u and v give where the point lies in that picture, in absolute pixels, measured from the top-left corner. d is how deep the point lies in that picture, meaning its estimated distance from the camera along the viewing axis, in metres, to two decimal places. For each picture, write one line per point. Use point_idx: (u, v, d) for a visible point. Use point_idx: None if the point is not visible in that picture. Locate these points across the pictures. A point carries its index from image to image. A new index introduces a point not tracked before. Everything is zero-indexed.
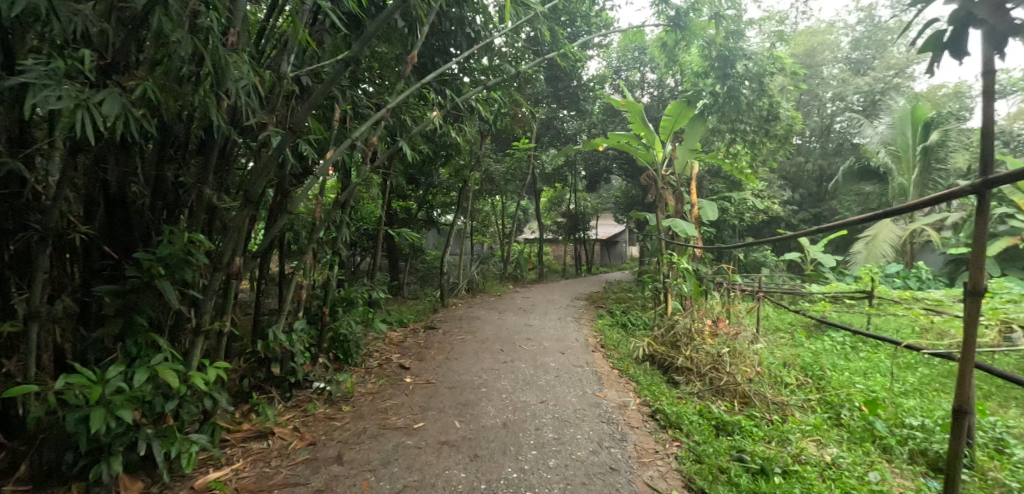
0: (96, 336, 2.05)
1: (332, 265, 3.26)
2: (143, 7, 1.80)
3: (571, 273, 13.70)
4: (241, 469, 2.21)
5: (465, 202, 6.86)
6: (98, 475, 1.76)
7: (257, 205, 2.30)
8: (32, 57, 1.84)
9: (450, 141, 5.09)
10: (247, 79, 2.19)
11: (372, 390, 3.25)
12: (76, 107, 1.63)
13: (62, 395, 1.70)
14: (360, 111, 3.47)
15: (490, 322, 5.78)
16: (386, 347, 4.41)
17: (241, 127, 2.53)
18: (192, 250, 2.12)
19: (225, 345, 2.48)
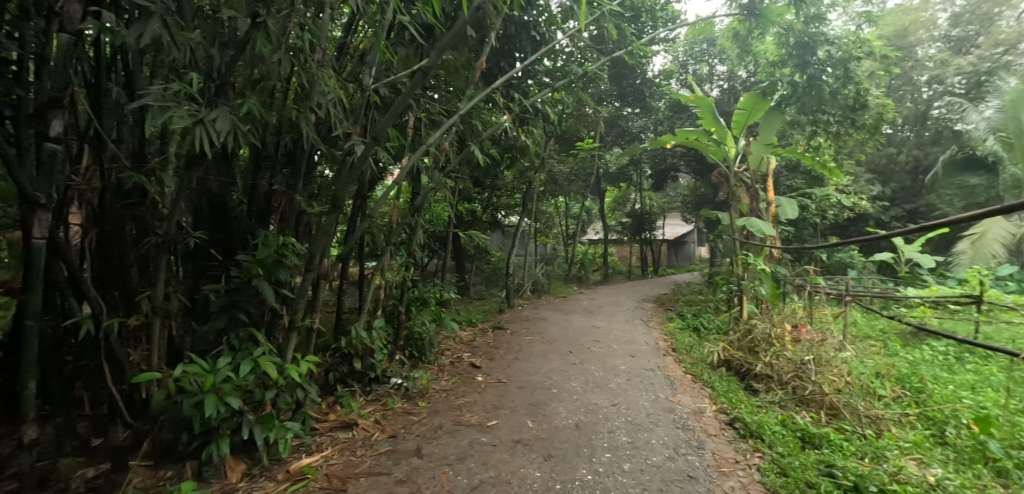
0: (204, 331, 2.27)
1: (408, 266, 3.40)
2: (245, 32, 1.98)
3: (637, 275, 13.39)
4: (330, 457, 2.36)
5: (530, 203, 6.91)
6: (210, 454, 1.95)
7: (343, 209, 2.46)
8: (151, 81, 2.07)
9: (515, 143, 5.15)
10: (334, 93, 2.36)
11: (446, 387, 3.35)
12: (195, 123, 1.83)
13: (180, 381, 1.91)
14: (432, 119, 3.60)
15: (556, 324, 5.77)
16: (456, 346, 4.53)
17: (327, 137, 2.71)
18: (286, 252, 2.31)
19: (314, 340, 2.65)
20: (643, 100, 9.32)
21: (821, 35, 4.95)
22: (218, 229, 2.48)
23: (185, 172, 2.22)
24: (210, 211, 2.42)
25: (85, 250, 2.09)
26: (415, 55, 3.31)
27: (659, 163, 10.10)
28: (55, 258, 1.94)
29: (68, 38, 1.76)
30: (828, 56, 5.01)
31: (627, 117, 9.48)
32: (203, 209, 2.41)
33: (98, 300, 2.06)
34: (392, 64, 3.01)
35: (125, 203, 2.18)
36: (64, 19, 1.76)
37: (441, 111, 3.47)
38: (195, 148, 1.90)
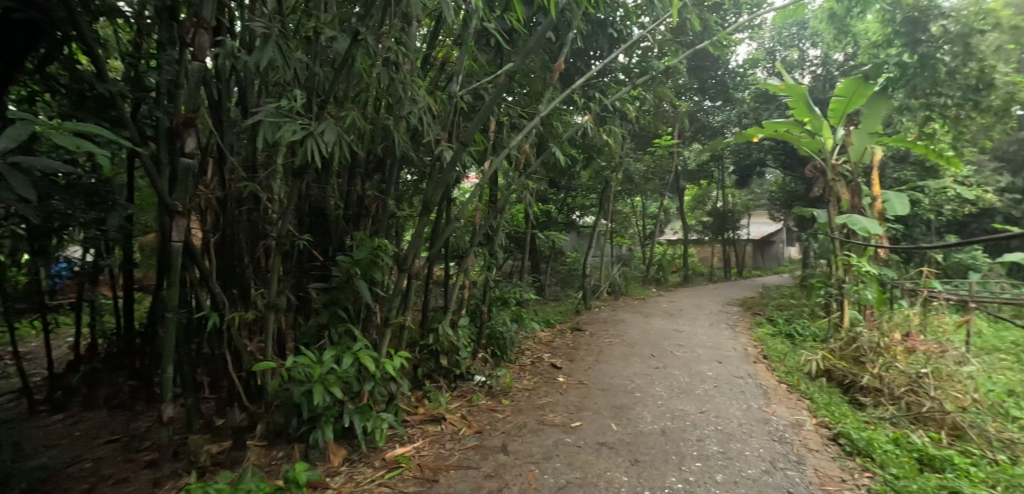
0: (310, 325, 2.49)
1: (489, 266, 3.49)
2: (346, 51, 2.16)
3: (721, 277, 12.73)
4: (422, 448, 2.47)
5: (607, 203, 6.80)
6: (317, 439, 2.13)
7: (433, 213, 2.58)
8: (261, 99, 2.29)
9: (591, 143, 5.10)
10: (423, 103, 2.49)
11: (528, 387, 3.39)
12: (306, 136, 2.04)
13: (291, 371, 2.10)
14: (514, 122, 3.67)
15: (636, 326, 5.65)
16: (537, 346, 4.58)
17: (417, 144, 2.86)
18: (381, 253, 2.47)
19: (405, 337, 2.80)
20: (726, 92, 8.93)
21: (935, 8, 4.48)
22: (319, 233, 2.70)
23: (291, 180, 2.44)
24: (311, 215, 2.63)
25: (210, 251, 2.34)
26: (497, 61, 3.39)
27: (744, 158, 9.53)
28: (188, 258, 2.21)
29: (199, 65, 1.98)
30: (942, 31, 4.45)
31: (708, 111, 9.14)
32: (306, 215, 2.63)
33: (221, 296, 2.30)
34: (476, 71, 3.11)
35: (242, 209, 2.43)
36: (195, 48, 1.98)
37: (522, 115, 3.53)
38: (304, 157, 2.10)
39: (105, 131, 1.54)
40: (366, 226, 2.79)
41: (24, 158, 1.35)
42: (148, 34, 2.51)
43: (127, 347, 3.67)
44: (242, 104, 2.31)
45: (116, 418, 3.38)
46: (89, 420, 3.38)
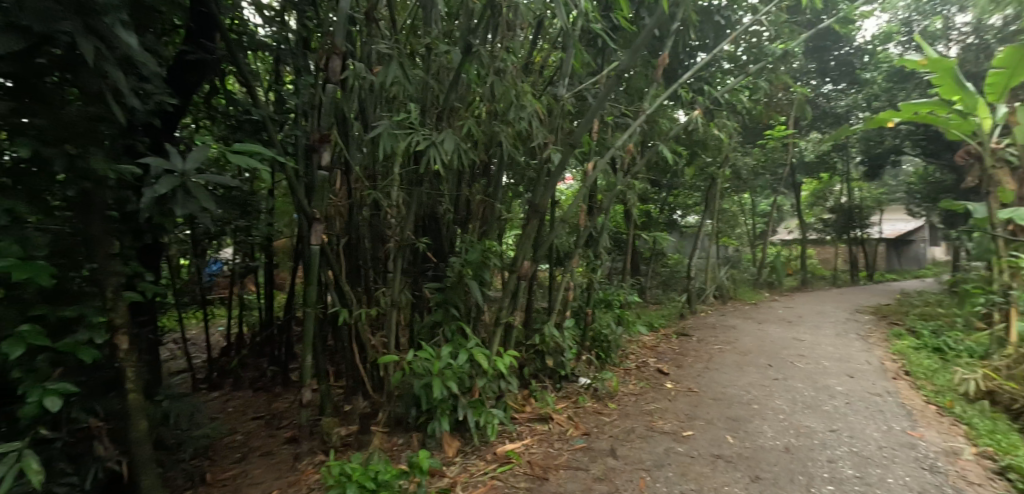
0: (427, 321, 2.66)
1: (593, 268, 3.46)
2: (459, 63, 2.31)
3: (847, 280, 11.47)
4: (530, 445, 2.53)
5: (713, 201, 6.42)
6: (433, 429, 2.29)
7: (541, 214, 2.67)
8: (380, 114, 2.50)
9: (696, 139, 4.85)
10: (530, 108, 2.56)
11: (634, 391, 3.33)
12: (429, 144, 2.24)
13: (412, 364, 2.27)
14: (620, 122, 3.61)
15: (749, 333, 5.28)
16: (641, 350, 4.45)
17: (525, 149, 2.94)
18: (489, 255, 2.61)
19: (513, 336, 2.88)
20: (851, 73, 8.17)
21: None
22: (430, 234, 2.79)
23: (409, 187, 2.63)
24: (425, 219, 2.80)
25: (339, 252, 2.57)
26: (599, 61, 3.37)
27: (875, 143, 8.10)
28: (323, 260, 2.47)
29: (332, 87, 2.21)
30: None
31: (831, 96, 8.36)
32: (422, 219, 2.76)
33: (349, 293, 2.54)
34: (580, 72, 3.11)
35: (366, 215, 2.64)
36: (328, 71, 2.22)
37: (626, 113, 3.45)
38: (424, 164, 2.28)
39: (261, 148, 1.79)
40: (477, 228, 2.87)
41: (208, 177, 1.62)
42: (286, 61, 2.82)
43: (269, 338, 4.14)
44: (363, 119, 2.54)
45: (260, 398, 3.85)
46: (239, 399, 3.89)
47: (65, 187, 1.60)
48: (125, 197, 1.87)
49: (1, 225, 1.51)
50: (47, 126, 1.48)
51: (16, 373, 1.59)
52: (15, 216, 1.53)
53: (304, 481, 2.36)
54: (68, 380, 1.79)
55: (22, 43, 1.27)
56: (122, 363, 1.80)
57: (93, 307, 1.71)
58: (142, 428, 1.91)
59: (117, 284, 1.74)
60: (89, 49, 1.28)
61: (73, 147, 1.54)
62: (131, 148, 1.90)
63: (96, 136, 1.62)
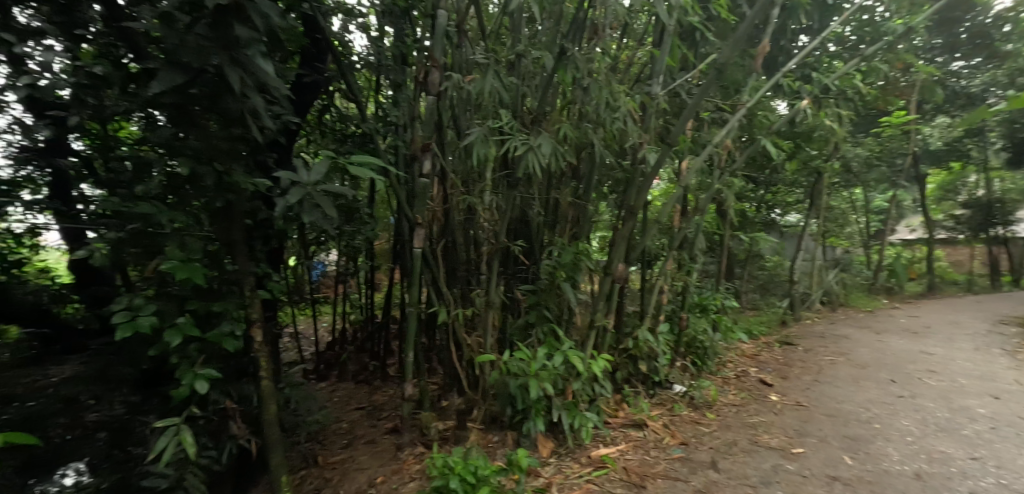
0: (521, 323, 2.71)
1: (689, 271, 3.32)
2: (553, 68, 2.35)
3: (985, 286, 10.03)
4: (626, 451, 2.49)
5: (820, 198, 5.91)
6: (529, 428, 2.34)
7: (637, 216, 2.66)
8: (475, 121, 2.59)
9: (800, 131, 4.49)
10: (623, 109, 2.52)
11: (735, 402, 3.15)
12: (527, 149, 2.29)
13: (508, 364, 2.34)
14: (717, 117, 3.44)
15: (865, 344, 4.79)
16: (740, 358, 4.20)
17: (617, 150, 2.89)
18: (581, 258, 2.65)
19: (606, 340, 2.85)
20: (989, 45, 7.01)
21: None
22: (521, 236, 2.83)
23: (503, 192, 2.69)
24: (517, 222, 2.83)
25: (437, 255, 2.68)
26: (694, 55, 3.23)
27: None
28: (423, 262, 2.59)
29: (432, 98, 2.34)
30: None
31: (965, 74, 7.36)
32: (514, 222, 2.82)
33: (446, 295, 2.64)
34: (674, 68, 3.00)
35: (461, 219, 2.74)
36: (428, 84, 2.35)
37: (724, 107, 3.28)
38: (522, 169, 2.33)
39: (374, 160, 1.96)
40: (568, 229, 2.87)
41: (328, 186, 1.78)
42: (387, 75, 3.00)
43: (370, 334, 4.42)
44: (456, 127, 2.63)
45: (363, 391, 4.13)
46: (343, 390, 4.21)
47: (212, 199, 1.84)
48: (257, 206, 2.10)
49: (167, 233, 1.78)
50: (199, 147, 1.73)
51: (176, 359, 1.86)
52: (175, 224, 1.80)
53: (407, 471, 2.50)
54: (213, 366, 2.05)
55: (184, 77, 1.49)
56: (256, 354, 2.03)
57: (233, 303, 1.95)
58: (273, 412, 2.14)
59: (252, 284, 1.96)
60: (235, 79, 1.47)
61: (219, 165, 1.79)
62: (262, 163, 2.13)
63: (235, 153, 1.84)
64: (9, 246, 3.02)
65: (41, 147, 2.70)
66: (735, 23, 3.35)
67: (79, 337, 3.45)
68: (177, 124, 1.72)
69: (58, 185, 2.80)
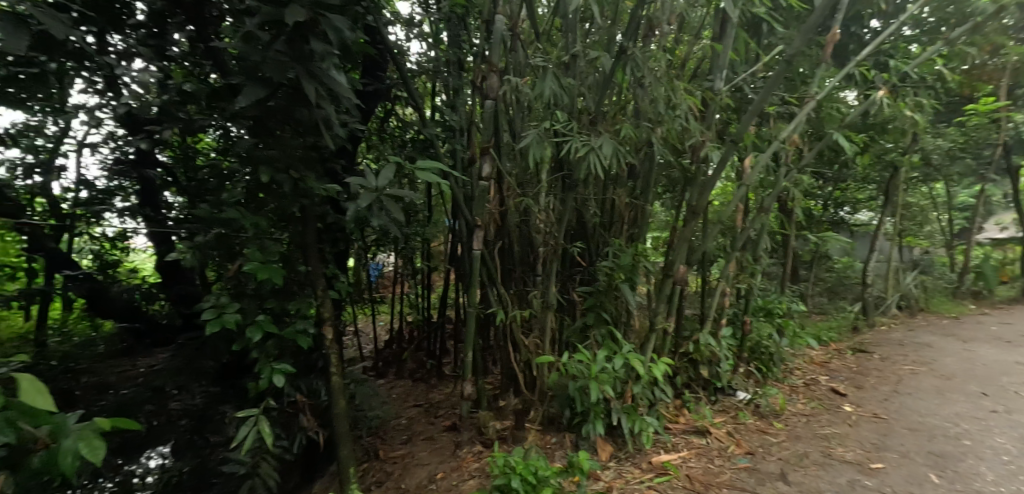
0: (579, 325, 2.70)
1: (754, 273, 3.18)
2: (612, 68, 2.33)
3: None
4: (688, 458, 2.43)
5: (895, 194, 5.49)
6: (588, 431, 2.34)
7: (700, 216, 2.58)
8: (531, 125, 2.61)
9: (874, 123, 4.19)
10: (684, 107, 2.46)
11: (805, 412, 3.00)
12: (587, 151, 2.28)
13: (567, 366, 2.34)
14: (784, 111, 3.27)
15: (950, 353, 4.42)
16: (808, 365, 3.98)
17: (678, 149, 2.81)
18: (641, 259, 2.60)
19: (666, 345, 2.79)
20: None
21: None
22: (579, 238, 2.81)
23: (560, 193, 2.69)
24: (574, 223, 2.81)
25: (496, 256, 2.72)
26: (757, 46, 3.09)
27: None
28: (481, 263, 2.64)
29: (491, 103, 2.37)
30: None
31: None
32: (571, 224, 2.80)
33: (504, 297, 2.67)
34: (736, 61, 2.87)
35: (518, 221, 2.76)
36: (487, 88, 2.38)
37: (791, 101, 3.12)
38: (582, 171, 2.33)
39: (438, 165, 2.03)
40: (624, 229, 2.82)
41: (394, 190, 1.85)
42: (444, 81, 3.06)
43: (426, 333, 4.52)
44: (512, 131, 2.67)
45: (420, 388, 4.23)
46: (401, 387, 4.33)
47: (289, 204, 1.95)
48: (328, 210, 2.21)
49: (249, 237, 1.91)
50: (277, 155, 1.85)
51: (255, 353, 1.98)
52: (257, 228, 1.93)
53: (466, 469, 2.54)
54: (287, 361, 2.18)
55: (266, 91, 1.61)
56: (328, 350, 2.14)
57: (306, 301, 2.07)
58: (341, 406, 2.25)
59: (323, 284, 2.07)
60: (311, 91, 1.57)
61: (295, 173, 1.90)
62: (331, 170, 2.24)
63: (309, 161, 1.96)
64: (107, 248, 3.49)
65: (133, 159, 3.08)
66: (803, 11, 3.18)
67: (161, 332, 3.67)
68: (258, 136, 1.84)
69: (147, 193, 3.18)
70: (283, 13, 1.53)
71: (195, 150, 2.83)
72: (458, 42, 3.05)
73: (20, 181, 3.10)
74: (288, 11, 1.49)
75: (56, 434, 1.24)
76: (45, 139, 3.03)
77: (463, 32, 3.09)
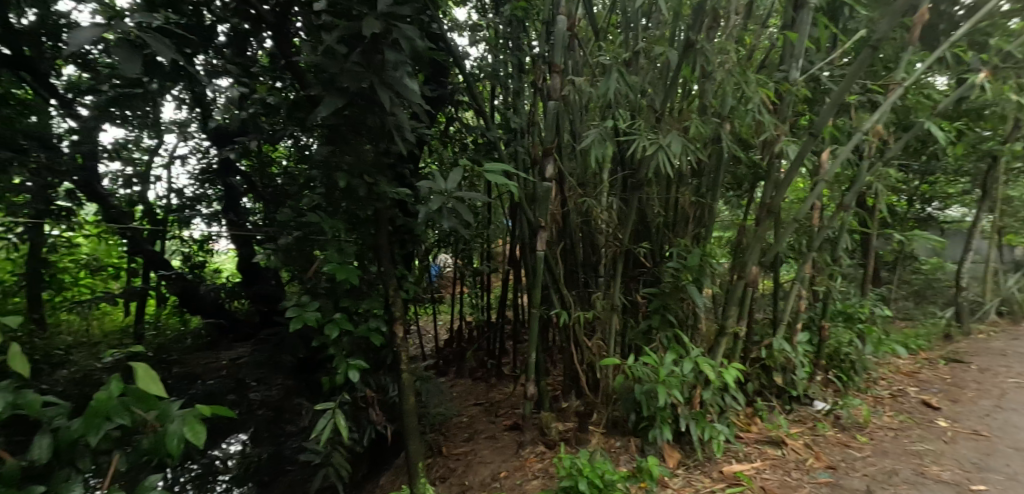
0: (643, 328, 2.64)
1: (833, 275, 2.98)
2: (677, 63, 2.27)
3: None
4: (762, 470, 2.33)
5: (995, 188, 4.98)
6: (655, 436, 2.30)
7: (774, 215, 2.46)
8: (593, 124, 2.59)
9: (970, 110, 3.81)
10: (756, 101, 2.35)
11: (892, 425, 2.79)
12: (656, 148, 2.24)
13: (633, 369, 2.31)
14: (867, 100, 3.03)
15: None
16: (893, 375, 3.69)
17: (748, 144, 2.69)
18: (709, 260, 2.51)
19: (737, 350, 2.68)
20: None
21: None
22: (644, 239, 2.75)
23: (625, 192, 2.64)
24: (637, 223, 2.75)
25: (558, 257, 2.72)
26: (835, 31, 2.88)
27: None
28: (545, 264, 2.64)
29: (554, 103, 2.37)
30: None
31: None
32: (634, 223, 2.75)
33: (566, 297, 2.67)
34: (811, 50, 2.70)
35: (581, 221, 2.74)
36: (549, 89, 2.38)
37: (874, 89, 2.90)
38: (650, 169, 2.28)
39: (505, 167, 2.06)
40: (689, 229, 2.70)
41: (463, 192, 1.90)
42: (504, 84, 3.09)
43: (485, 333, 4.58)
44: (573, 132, 2.66)
45: (480, 387, 4.29)
46: (461, 386, 4.41)
47: (363, 207, 2.04)
48: (397, 213, 2.28)
49: (328, 238, 2.02)
50: (352, 162, 1.95)
51: (332, 349, 2.10)
52: (335, 231, 2.03)
53: (530, 469, 2.56)
54: (360, 358, 2.28)
55: (342, 100, 1.70)
56: (398, 348, 2.22)
57: (378, 301, 2.16)
58: (410, 403, 2.33)
59: (394, 285, 2.16)
60: (385, 99, 1.65)
61: (369, 178, 1.98)
62: (400, 175, 2.32)
63: (381, 166, 2.04)
64: (196, 251, 3.80)
65: (216, 169, 3.39)
66: None
67: (242, 328, 3.96)
68: (334, 143, 1.95)
69: (229, 199, 3.45)
70: (360, 26, 1.64)
71: (270, 158, 3.04)
72: (518, 45, 3.07)
73: (121, 190, 3.37)
74: (365, 23, 1.60)
75: (162, 419, 1.38)
76: (142, 152, 3.39)
77: (522, 34, 3.10)
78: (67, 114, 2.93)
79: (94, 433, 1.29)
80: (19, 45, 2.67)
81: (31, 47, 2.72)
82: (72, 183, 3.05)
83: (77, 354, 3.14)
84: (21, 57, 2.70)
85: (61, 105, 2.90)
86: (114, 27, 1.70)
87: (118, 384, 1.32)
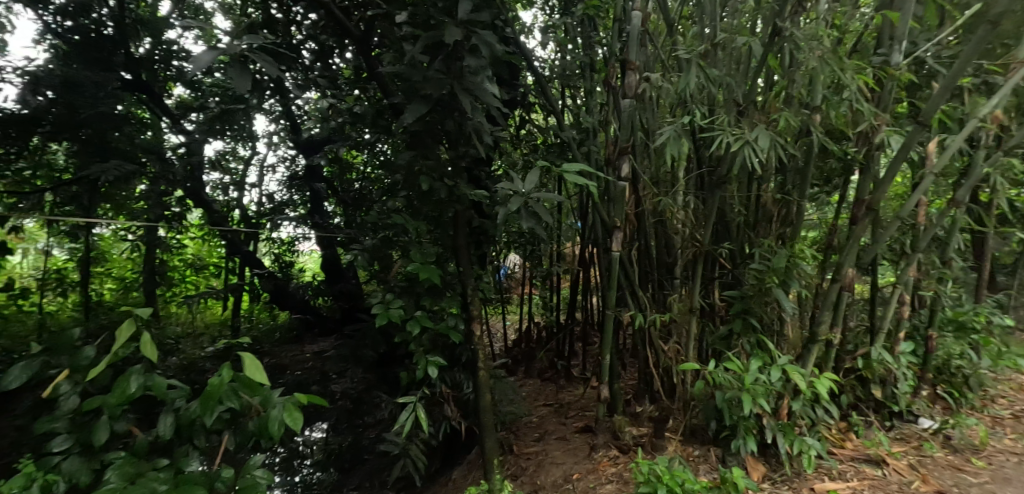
0: (724, 333, 2.53)
1: (943, 279, 2.70)
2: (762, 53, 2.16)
3: None
4: (860, 490, 2.16)
5: None
6: (738, 447, 2.20)
7: (874, 213, 2.26)
8: (666, 122, 2.53)
9: None
10: (852, 90, 2.18)
11: (1015, 450, 2.49)
12: (742, 143, 2.13)
13: (714, 375, 2.22)
14: (985, 82, 2.71)
15: None
16: (1015, 392, 3.28)
17: (842, 137, 2.50)
18: (798, 261, 2.36)
19: (830, 359, 2.49)
20: None
21: None
22: (724, 240, 2.62)
23: (704, 191, 2.54)
24: (716, 224, 2.63)
25: (631, 258, 2.67)
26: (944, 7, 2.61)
27: None
28: (618, 264, 2.59)
29: (629, 101, 2.32)
30: None
31: None
32: (714, 224, 2.63)
33: (640, 299, 2.60)
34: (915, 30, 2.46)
35: (655, 221, 2.66)
36: (624, 86, 2.34)
37: (993, 70, 2.59)
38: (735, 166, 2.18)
39: (584, 167, 2.04)
40: (773, 229, 2.56)
41: (539, 193, 1.91)
42: (575, 83, 3.07)
43: (554, 334, 4.56)
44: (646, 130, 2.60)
45: (548, 388, 4.28)
46: (530, 386, 4.42)
47: (442, 209, 2.11)
48: (473, 214, 2.33)
49: (409, 238, 2.11)
50: (432, 164, 2.02)
51: (413, 346, 2.19)
52: (416, 232, 2.12)
53: (603, 472, 2.53)
54: (438, 355, 2.36)
55: (426, 106, 1.77)
56: (474, 346, 2.27)
57: (456, 299, 2.22)
58: (487, 401, 2.38)
59: (472, 284, 2.21)
60: (467, 103, 1.70)
61: (449, 181, 2.05)
62: (476, 177, 2.37)
63: (459, 168, 2.10)
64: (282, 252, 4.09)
65: (303, 175, 3.64)
66: None
67: (326, 323, 4.20)
68: (415, 148, 2.03)
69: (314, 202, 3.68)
70: (442, 35, 1.70)
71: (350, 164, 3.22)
72: (589, 44, 3.04)
73: (221, 196, 3.67)
74: (447, 32, 1.66)
75: (266, 405, 1.51)
76: (238, 161, 3.70)
77: (592, 31, 3.06)
78: (176, 131, 3.29)
79: (209, 416, 1.43)
80: (137, 70, 3.12)
81: (147, 72, 3.17)
82: (184, 191, 3.32)
83: (185, 344, 3.48)
84: (138, 81, 3.14)
85: (171, 123, 3.34)
86: (225, 50, 1.86)
87: (229, 373, 1.45)
